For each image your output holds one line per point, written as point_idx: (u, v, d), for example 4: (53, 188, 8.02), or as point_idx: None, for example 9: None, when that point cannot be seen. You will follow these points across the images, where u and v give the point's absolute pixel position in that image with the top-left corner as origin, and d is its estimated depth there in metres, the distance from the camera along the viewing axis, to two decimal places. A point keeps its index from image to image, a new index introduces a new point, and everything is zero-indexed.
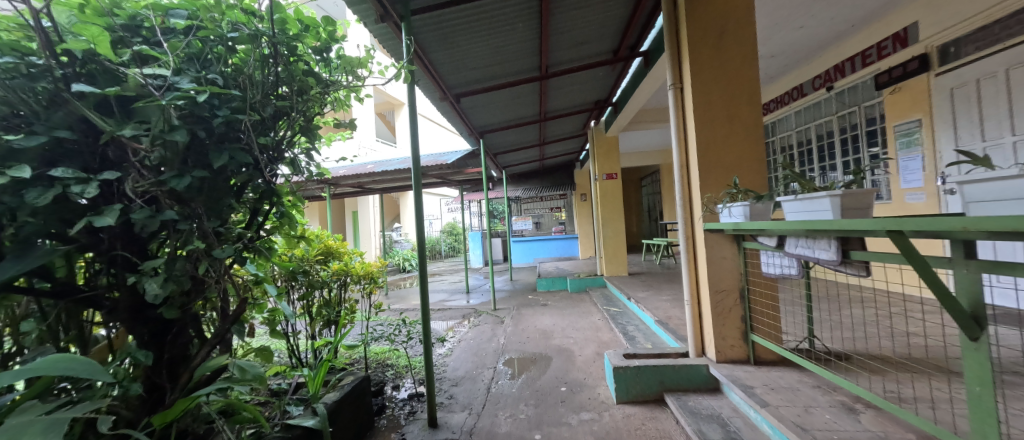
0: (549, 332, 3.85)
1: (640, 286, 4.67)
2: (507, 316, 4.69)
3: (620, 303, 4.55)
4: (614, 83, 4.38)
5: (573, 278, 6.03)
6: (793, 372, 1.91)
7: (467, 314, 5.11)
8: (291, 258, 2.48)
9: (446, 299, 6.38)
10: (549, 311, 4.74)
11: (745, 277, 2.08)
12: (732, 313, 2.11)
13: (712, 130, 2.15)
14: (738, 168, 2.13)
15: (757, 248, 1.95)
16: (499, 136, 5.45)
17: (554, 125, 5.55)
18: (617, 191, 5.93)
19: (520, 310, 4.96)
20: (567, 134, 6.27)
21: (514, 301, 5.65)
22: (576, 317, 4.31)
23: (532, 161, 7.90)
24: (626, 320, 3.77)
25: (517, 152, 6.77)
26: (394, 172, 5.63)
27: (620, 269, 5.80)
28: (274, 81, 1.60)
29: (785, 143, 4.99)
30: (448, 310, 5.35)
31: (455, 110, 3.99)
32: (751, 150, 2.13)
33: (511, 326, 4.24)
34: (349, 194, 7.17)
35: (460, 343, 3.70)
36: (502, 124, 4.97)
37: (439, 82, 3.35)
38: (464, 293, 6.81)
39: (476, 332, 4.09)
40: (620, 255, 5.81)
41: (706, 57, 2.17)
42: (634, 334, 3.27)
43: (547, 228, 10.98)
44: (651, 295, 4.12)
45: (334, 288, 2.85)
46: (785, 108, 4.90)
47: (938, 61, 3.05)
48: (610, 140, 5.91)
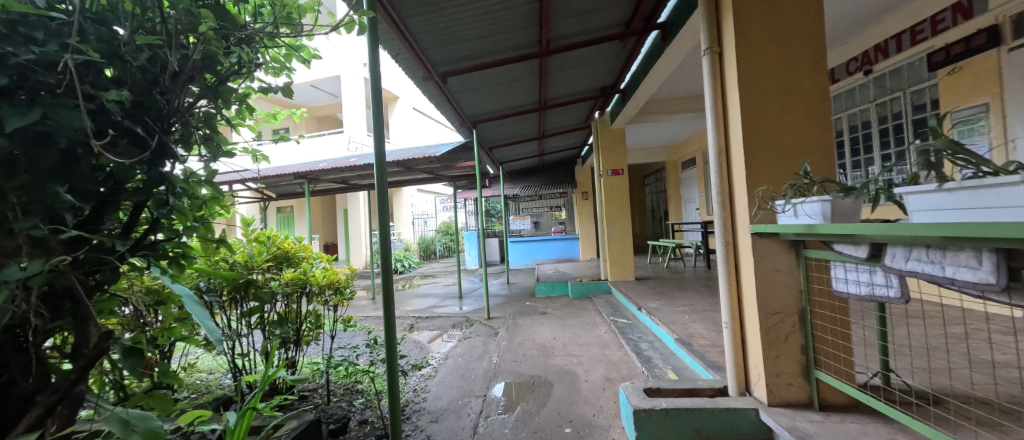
0: (550, 347, 3.36)
1: (651, 294, 4.18)
2: (502, 327, 4.19)
3: (628, 313, 4.06)
4: (624, 65, 3.88)
5: (574, 283, 5.53)
6: (877, 425, 1.42)
7: (457, 323, 4.62)
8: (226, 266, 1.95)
9: (436, 305, 5.88)
10: (549, 322, 4.24)
11: (806, 296, 1.59)
12: (788, 341, 1.62)
13: (762, 104, 1.66)
14: (796, 155, 1.63)
15: (827, 258, 1.47)
16: (495, 127, 4.95)
17: (555, 115, 5.05)
18: (623, 188, 5.44)
19: (517, 320, 4.47)
20: (570, 126, 5.76)
21: (510, 308, 5.15)
22: (579, 330, 3.80)
23: (531, 157, 7.40)
24: (638, 335, 3.27)
25: (515, 146, 6.26)
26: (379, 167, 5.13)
27: (627, 273, 5.32)
28: (155, 17, 1.09)
29: None
30: (436, 319, 4.86)
31: (444, 94, 3.50)
32: (813, 129, 1.63)
33: (506, 339, 3.74)
34: (334, 190, 6.68)
35: (446, 362, 3.20)
36: (498, 112, 4.47)
37: (422, 58, 2.87)
38: (457, 298, 6.32)
39: (465, 347, 3.58)
40: (626, 258, 5.35)
41: (754, 11, 1.67)
42: (649, 354, 2.79)
43: (546, 228, 10.25)
44: (665, 306, 3.62)
45: (290, 301, 2.33)
46: None
47: (1013, 32, 2.56)
48: (616, 132, 5.43)
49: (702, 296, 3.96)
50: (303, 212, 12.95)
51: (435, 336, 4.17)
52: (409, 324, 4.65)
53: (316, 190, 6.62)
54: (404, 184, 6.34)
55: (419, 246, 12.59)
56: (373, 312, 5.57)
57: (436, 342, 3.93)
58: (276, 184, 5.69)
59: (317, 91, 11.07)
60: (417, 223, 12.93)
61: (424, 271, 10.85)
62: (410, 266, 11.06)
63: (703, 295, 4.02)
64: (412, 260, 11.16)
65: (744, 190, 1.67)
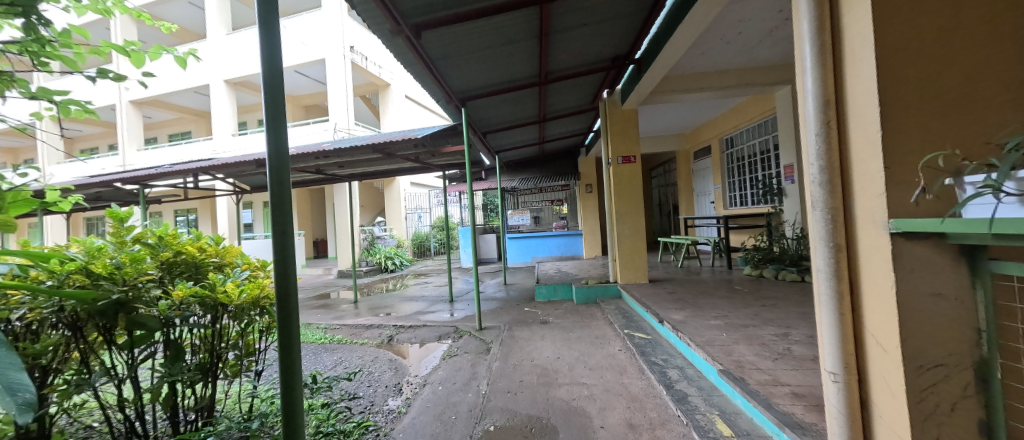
0: (552, 371, 2.72)
1: (671, 302, 3.55)
2: (495, 341, 3.56)
3: (647, 325, 3.42)
4: (644, 26, 3.20)
5: (579, 287, 4.88)
6: None
7: (444, 335, 3.96)
8: (88, 281, 1.44)
9: (424, 310, 5.26)
10: (550, 335, 3.60)
11: (990, 341, 0.95)
12: (955, 415, 0.96)
13: (918, 18, 0.97)
14: (967, 105, 0.99)
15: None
16: (488, 107, 4.28)
17: (557, 93, 4.37)
18: (634, 177, 4.73)
19: (513, 331, 3.84)
20: (574, 107, 5.06)
21: (506, 315, 4.51)
22: (587, 347, 3.16)
23: (530, 144, 6.72)
24: (663, 357, 2.63)
25: (512, 131, 5.56)
26: (354, 154, 4.46)
27: (640, 275, 4.69)
28: None
29: None
30: (421, 328, 4.21)
31: (418, 54, 2.82)
32: (998, 69, 0.97)
33: (499, 357, 3.11)
34: (312, 182, 6.04)
35: (422, 391, 2.56)
36: (492, 87, 3.79)
37: (388, 6, 2.19)
38: (447, 301, 5.69)
39: (449, 369, 2.96)
40: (638, 258, 4.71)
41: None
42: (683, 388, 2.14)
43: (547, 223, 9.52)
44: (692, 320, 2.98)
45: (204, 325, 1.77)
46: None
47: None
48: (628, 113, 4.74)
49: (733, 305, 3.32)
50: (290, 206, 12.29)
51: (417, 351, 3.53)
52: (388, 336, 4.02)
53: (291, 181, 5.97)
54: (388, 175, 5.69)
55: (413, 243, 11.99)
56: (351, 319, 4.94)
57: (417, 360, 3.29)
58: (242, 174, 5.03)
59: (301, 77, 10.32)
60: (411, 218, 12.21)
61: (417, 269, 10.23)
62: (402, 264, 10.44)
63: (735, 303, 3.38)
64: (404, 258, 10.55)
65: (874, 159, 1.02)
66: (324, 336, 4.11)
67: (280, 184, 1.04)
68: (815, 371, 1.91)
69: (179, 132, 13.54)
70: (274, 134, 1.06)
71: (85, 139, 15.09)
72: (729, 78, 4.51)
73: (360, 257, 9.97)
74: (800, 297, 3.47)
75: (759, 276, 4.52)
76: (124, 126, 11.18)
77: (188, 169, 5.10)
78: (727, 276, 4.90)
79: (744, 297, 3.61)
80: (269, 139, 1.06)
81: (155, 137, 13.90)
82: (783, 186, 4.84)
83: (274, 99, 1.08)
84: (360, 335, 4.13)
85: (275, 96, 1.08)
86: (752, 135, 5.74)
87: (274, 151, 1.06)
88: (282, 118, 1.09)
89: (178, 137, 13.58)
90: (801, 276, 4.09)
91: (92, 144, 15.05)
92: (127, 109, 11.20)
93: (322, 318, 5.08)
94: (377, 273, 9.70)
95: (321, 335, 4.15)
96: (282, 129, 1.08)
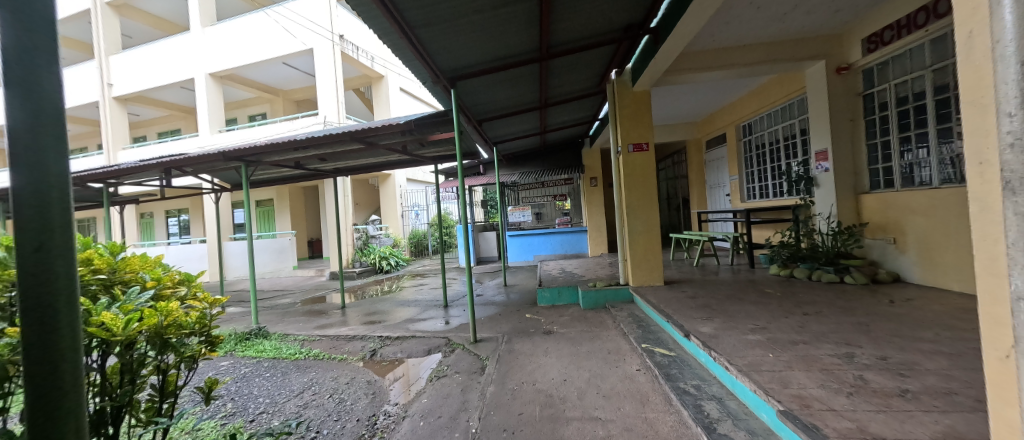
0: (558, 400, 2.25)
1: (695, 311, 3.06)
2: (491, 357, 3.09)
3: (668, 337, 2.93)
4: None
5: (585, 290, 4.39)
6: None
7: (434, 348, 3.49)
8: None
9: (416, 317, 4.80)
10: (555, 350, 3.12)
11: None
12: None
13: None
14: None
15: None
16: (482, 90, 3.78)
17: (558, 74, 3.85)
18: (646, 167, 4.21)
19: (512, 344, 3.37)
20: (577, 91, 4.54)
21: (505, 323, 4.03)
22: (599, 366, 2.67)
23: (531, 134, 6.22)
24: (693, 383, 2.15)
25: (510, 119, 5.06)
26: (332, 145, 3.96)
27: (653, 277, 4.21)
28: None
29: (904, 94, 3.37)
30: (409, 340, 3.74)
31: (392, 16, 2.31)
32: None
33: (495, 378, 2.64)
34: (295, 178, 5.57)
35: (399, 427, 2.10)
36: (482, 65, 3.28)
37: None
38: (441, 306, 5.22)
39: (436, 394, 2.49)
40: (652, 257, 4.22)
41: None
42: (727, 432, 1.66)
43: (550, 220, 9.00)
44: (724, 334, 2.48)
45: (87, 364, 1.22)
46: (876, 56, 3.54)
47: None
48: (638, 95, 4.20)
49: (769, 314, 2.83)
50: (283, 205, 11.84)
51: (402, 370, 3.05)
52: (371, 350, 3.56)
53: (272, 177, 5.51)
54: (376, 169, 5.21)
55: (410, 242, 11.56)
56: (334, 327, 4.51)
57: (400, 383, 2.82)
58: (212, 170, 4.53)
59: (290, 69, 9.79)
60: (407, 216, 11.74)
61: (414, 269, 9.78)
62: (398, 264, 10.00)
63: (770, 311, 2.89)
64: (400, 258, 10.10)
65: None
66: (300, 350, 3.65)
67: (39, 244, 0.56)
68: (910, 416, 1.42)
69: (169, 130, 13.07)
70: (32, 168, 0.57)
71: (74, 138, 14.67)
72: (754, 53, 3.94)
73: (354, 258, 9.51)
74: (844, 302, 2.98)
75: (789, 277, 4.02)
76: (107, 124, 10.68)
77: (155, 165, 4.61)
78: (750, 275, 4.42)
79: (778, 303, 3.13)
80: (17, 177, 0.55)
81: (144, 135, 13.43)
82: (813, 175, 4.32)
83: (25, 147, 0.56)
84: (340, 349, 3.67)
85: (29, 133, 0.56)
86: (775, 120, 5.19)
87: (32, 194, 0.56)
88: (49, 151, 0.58)
89: (167, 135, 13.10)
90: (840, 277, 3.59)
91: (82, 144, 14.63)
92: (111, 105, 10.71)
93: (303, 326, 4.65)
94: (371, 274, 9.26)
95: (297, 349, 3.68)
96: (52, 167, 0.58)
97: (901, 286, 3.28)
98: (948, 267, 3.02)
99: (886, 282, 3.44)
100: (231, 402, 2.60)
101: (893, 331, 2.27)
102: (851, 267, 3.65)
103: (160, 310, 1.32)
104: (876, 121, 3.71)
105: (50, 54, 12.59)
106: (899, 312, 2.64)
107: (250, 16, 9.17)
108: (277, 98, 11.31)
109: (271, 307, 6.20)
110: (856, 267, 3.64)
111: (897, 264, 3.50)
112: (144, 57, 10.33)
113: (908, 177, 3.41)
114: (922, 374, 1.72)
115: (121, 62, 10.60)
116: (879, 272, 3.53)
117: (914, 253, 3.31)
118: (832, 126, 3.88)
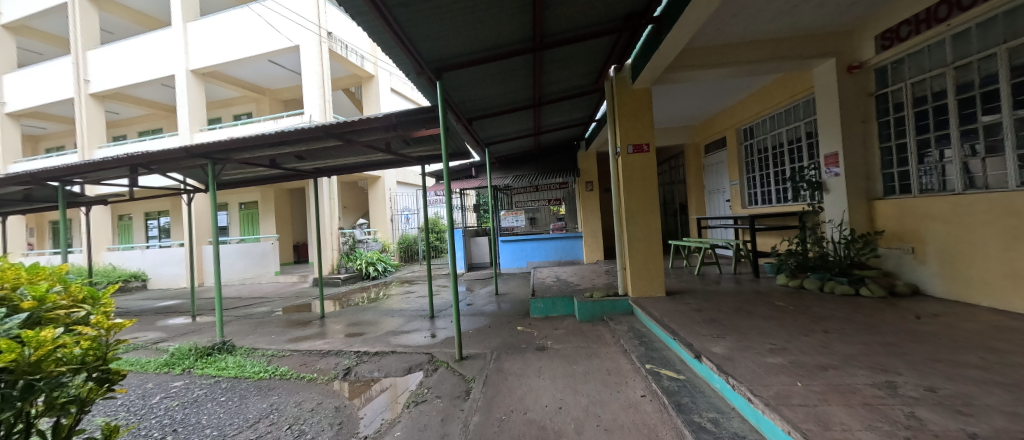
0: (551, 434, 1.92)
1: (703, 326, 2.77)
2: (478, 378, 2.75)
3: (675, 356, 2.62)
4: None
5: (582, 301, 4.08)
6: None
7: (415, 366, 3.14)
8: None
9: (399, 329, 4.44)
10: (548, 370, 2.80)
11: None
12: None
13: None
14: None
15: None
16: (473, 84, 3.51)
17: (554, 68, 3.59)
18: (647, 169, 3.94)
19: (501, 362, 3.04)
20: (574, 88, 4.30)
21: (495, 338, 3.70)
22: (598, 391, 2.35)
23: (525, 135, 5.96)
24: (711, 416, 1.84)
25: (503, 118, 4.79)
26: (307, 142, 3.62)
27: (654, 287, 3.93)
28: None
29: (922, 93, 3.16)
30: (388, 357, 3.38)
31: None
32: None
33: (481, 404, 2.31)
34: (274, 178, 5.22)
35: None
36: (470, 56, 3.00)
37: None
38: (427, 317, 4.87)
39: (410, 425, 2.14)
40: (653, 266, 3.94)
41: None
42: None
43: (544, 224, 8.70)
44: (738, 356, 2.18)
45: None
46: (890, 53, 3.34)
47: None
48: (639, 93, 3.95)
49: (784, 331, 2.55)
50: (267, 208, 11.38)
51: (378, 389, 2.78)
52: (345, 368, 3.19)
53: (248, 177, 5.15)
54: (360, 169, 4.88)
55: (400, 247, 11.19)
56: (308, 340, 4.12)
57: (377, 400, 2.60)
58: (176, 168, 4.15)
59: (276, 67, 9.45)
60: (397, 220, 11.38)
61: (403, 275, 9.43)
62: (386, 270, 9.61)
63: (785, 328, 2.61)
64: (389, 263, 9.72)
65: None
66: (266, 368, 3.27)
67: None
68: None
69: (150, 129, 12.55)
70: None
71: (50, 136, 14.05)
72: (762, 50, 3.72)
73: (339, 263, 9.10)
74: (865, 318, 2.71)
75: (798, 288, 3.77)
76: (81, 121, 10.16)
77: (113, 162, 4.21)
78: (755, 286, 4.16)
79: (792, 318, 2.85)
80: None
81: (124, 134, 12.89)
82: (821, 179, 4.11)
83: None
84: (310, 366, 3.30)
85: None
86: (778, 123, 5.01)
87: None
88: None
89: (148, 134, 12.58)
90: (855, 289, 3.34)
91: (59, 143, 14.02)
92: (86, 102, 10.21)
93: (275, 338, 4.26)
94: (357, 281, 8.84)
95: (262, 367, 3.30)
96: None
97: (922, 299, 3.03)
98: (974, 279, 2.79)
99: (905, 295, 3.20)
100: (172, 435, 2.22)
101: (932, 355, 2.00)
102: (867, 277, 3.41)
103: (28, 342, 0.98)
104: (889, 123, 3.51)
105: (25, 49, 12.04)
106: (931, 330, 2.38)
107: (235, 12, 8.82)
108: (263, 97, 10.95)
109: (245, 316, 5.78)
110: (872, 278, 3.40)
111: (916, 275, 3.28)
112: (122, 52, 9.88)
113: (925, 182, 3.19)
114: (986, 413, 1.42)
115: (98, 57, 10.14)
116: (897, 284, 3.29)
117: (935, 264, 3.08)
118: (843, 127, 3.67)
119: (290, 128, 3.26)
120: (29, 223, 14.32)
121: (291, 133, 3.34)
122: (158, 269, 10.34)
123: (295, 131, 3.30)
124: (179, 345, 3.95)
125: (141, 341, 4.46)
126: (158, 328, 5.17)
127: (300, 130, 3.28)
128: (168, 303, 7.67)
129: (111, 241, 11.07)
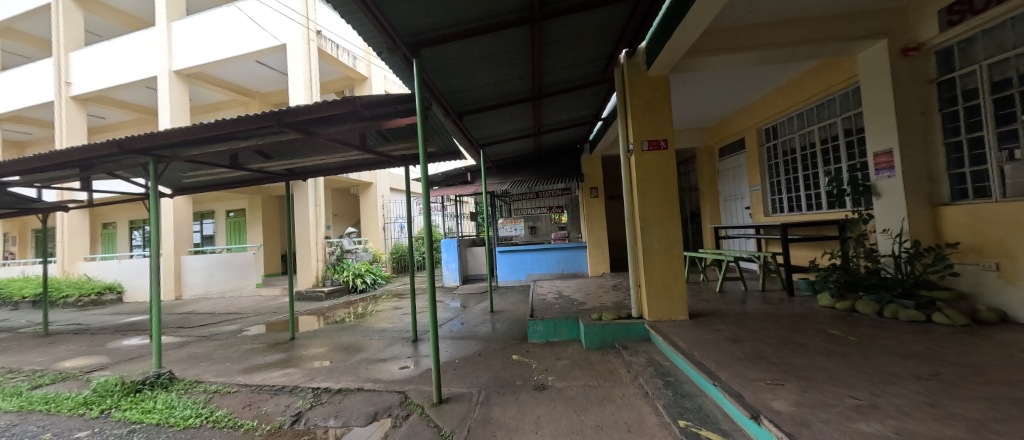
0: None
1: (747, 366, 2.15)
2: (456, 433, 2.09)
3: (719, 412, 1.93)
4: None
5: (588, 324, 3.44)
6: None
7: (383, 412, 2.49)
8: None
9: (376, 355, 3.82)
10: (548, 421, 2.14)
11: None
12: None
13: None
14: None
15: None
16: (459, 68, 2.98)
17: (556, 48, 3.05)
18: (664, 170, 3.37)
19: (489, 408, 2.39)
20: (579, 78, 3.77)
21: (485, 370, 3.08)
22: None
23: (524, 136, 5.45)
24: None
25: (499, 114, 4.27)
26: (263, 136, 3.07)
27: (673, 309, 3.32)
28: None
29: (1005, 73, 2.59)
30: (352, 397, 2.73)
31: None
32: None
33: None
34: (243, 181, 4.69)
35: None
36: (452, 30, 2.45)
37: None
38: (411, 341, 4.27)
39: None
40: (673, 284, 3.33)
41: None
42: None
43: (545, 234, 8.15)
44: (815, 417, 1.53)
45: None
46: (959, 29, 2.79)
47: None
48: (655, 82, 3.40)
49: (862, 378, 1.91)
50: (255, 215, 10.88)
51: (336, 429, 2.30)
52: (295, 413, 2.54)
53: (216, 180, 4.64)
54: (339, 171, 4.35)
55: (392, 257, 10.64)
56: (266, 370, 3.50)
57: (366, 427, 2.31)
58: (118, 167, 3.59)
59: (263, 67, 9.04)
60: (390, 228, 10.82)
61: (393, 288, 8.82)
62: (376, 282, 9.00)
63: (861, 373, 1.97)
64: (379, 275, 9.14)
65: None
66: (199, 412, 2.61)
67: None
68: None
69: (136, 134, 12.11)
70: None
71: (35, 142, 13.61)
72: (800, 30, 3.19)
73: (324, 275, 8.49)
74: (960, 357, 2.07)
75: (848, 311, 3.14)
76: (60, 125, 9.69)
77: (45, 162, 3.64)
78: (792, 307, 3.52)
79: (861, 355, 2.21)
80: None
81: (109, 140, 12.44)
82: (869, 183, 3.53)
83: None
84: (253, 409, 2.65)
85: None
86: (807, 120, 4.49)
87: None
88: None
89: None
90: (926, 315, 2.71)
91: (44, 149, 13.59)
92: (67, 105, 9.77)
93: (230, 366, 3.63)
94: (343, 295, 8.21)
95: (195, 410, 2.64)
96: None
97: (1021, 330, 2.39)
98: None
99: (992, 324, 2.56)
100: None
101: None
102: (939, 301, 2.78)
103: None
104: (957, 114, 2.94)
105: (9, 52, 11.68)
106: None
107: (220, 10, 8.43)
108: (253, 100, 10.55)
109: (209, 337, 5.14)
110: (946, 301, 2.77)
111: (1002, 299, 2.65)
112: (104, 53, 9.47)
113: (1009, 184, 2.61)
114: None
115: (81, 59, 9.75)
116: (979, 308, 2.66)
117: None
118: (899, 120, 3.11)
119: (236, 117, 2.70)
120: (11, 231, 13.77)
121: (238, 123, 2.77)
122: (134, 280, 9.75)
123: (242, 120, 2.73)
124: (108, 377, 3.31)
125: (74, 369, 3.82)
126: (106, 351, 4.54)
127: (247, 119, 2.71)
128: (135, 318, 7.04)
129: (88, 251, 10.47)
